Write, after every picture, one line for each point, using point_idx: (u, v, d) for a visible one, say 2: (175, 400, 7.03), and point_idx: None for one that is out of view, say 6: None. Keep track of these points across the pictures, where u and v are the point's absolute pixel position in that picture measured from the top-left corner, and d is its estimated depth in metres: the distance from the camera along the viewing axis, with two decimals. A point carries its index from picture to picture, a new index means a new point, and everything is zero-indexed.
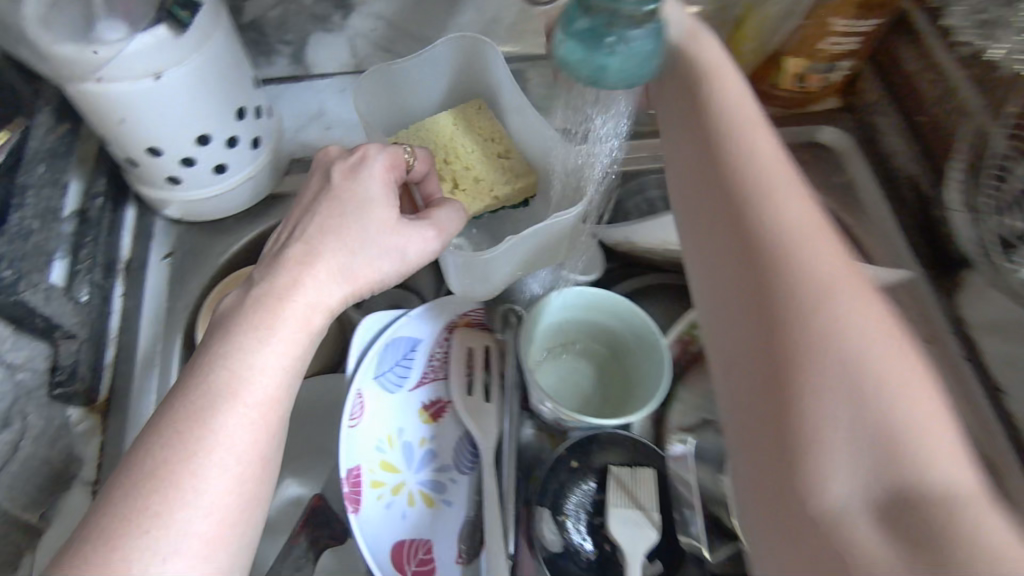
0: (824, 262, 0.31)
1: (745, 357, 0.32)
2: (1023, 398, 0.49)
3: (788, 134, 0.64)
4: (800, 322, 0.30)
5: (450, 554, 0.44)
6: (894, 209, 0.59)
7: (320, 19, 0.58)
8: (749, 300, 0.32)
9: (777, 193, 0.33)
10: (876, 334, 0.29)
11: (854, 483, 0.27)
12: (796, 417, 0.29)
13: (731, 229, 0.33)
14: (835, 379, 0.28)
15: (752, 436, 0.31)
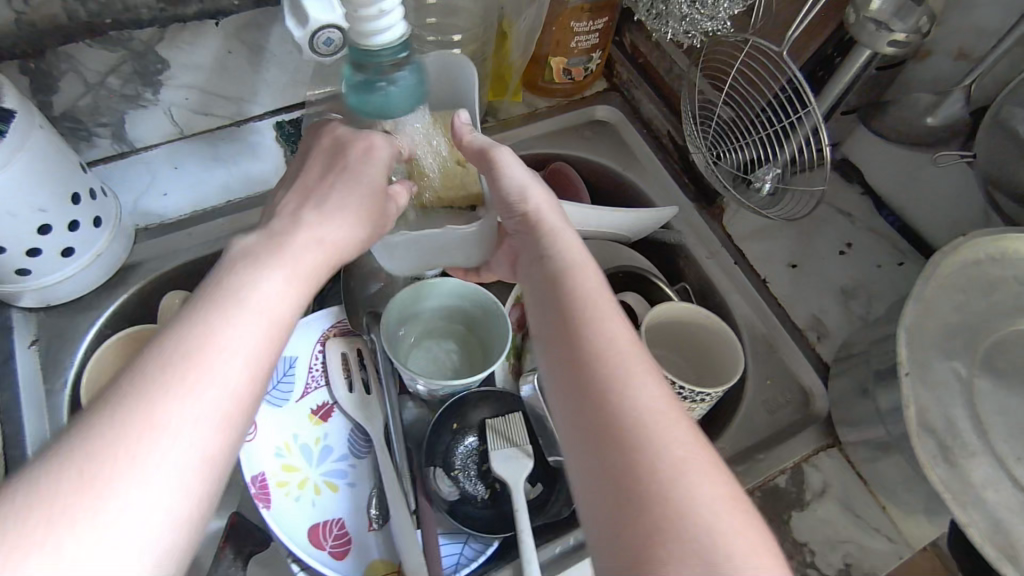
0: (617, 329, 0.38)
1: (557, 331, 0.39)
2: (778, 278, 0.70)
3: (572, 116, 0.78)
4: (594, 299, 0.39)
5: (360, 525, 0.51)
6: (663, 158, 0.76)
7: (131, 98, 0.63)
8: (560, 304, 0.39)
9: (563, 240, 0.44)
10: (659, 383, 0.35)
11: (652, 400, 0.34)
12: (605, 358, 0.36)
13: (541, 263, 0.43)
14: (622, 338, 0.37)
15: (564, 388, 0.36)
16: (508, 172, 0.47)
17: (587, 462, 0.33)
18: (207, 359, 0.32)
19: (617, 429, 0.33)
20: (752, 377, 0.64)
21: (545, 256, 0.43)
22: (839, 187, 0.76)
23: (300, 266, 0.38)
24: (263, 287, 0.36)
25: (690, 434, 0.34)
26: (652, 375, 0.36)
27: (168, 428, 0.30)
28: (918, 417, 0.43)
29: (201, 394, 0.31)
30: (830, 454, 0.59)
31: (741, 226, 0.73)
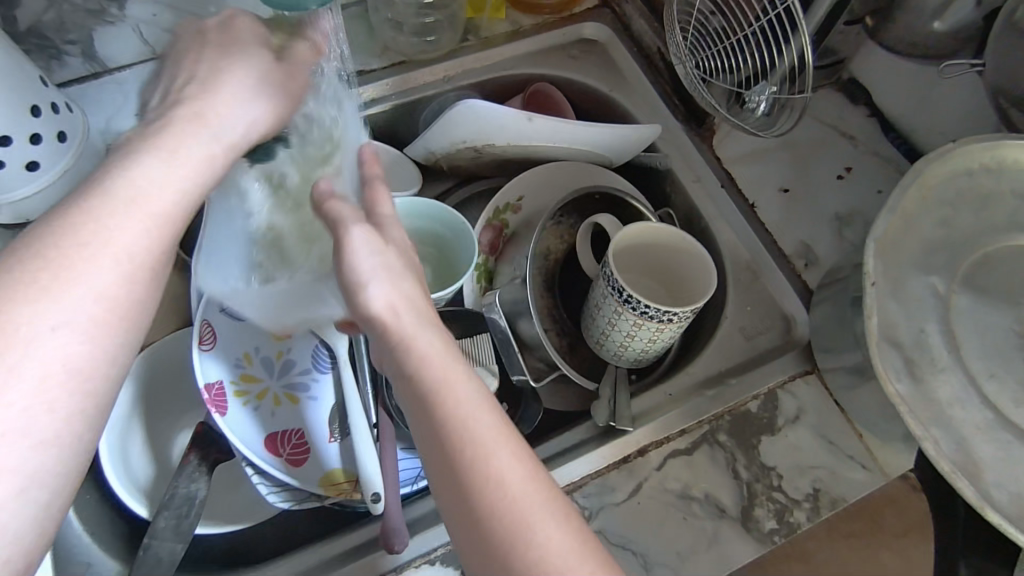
0: (501, 459, 0.34)
1: (440, 484, 0.34)
2: (768, 202, 0.66)
3: (559, 33, 0.74)
4: (468, 438, 0.34)
5: (319, 436, 0.52)
6: (652, 78, 0.72)
7: (97, 13, 0.63)
8: (437, 447, 0.35)
9: (421, 343, 0.36)
10: (552, 513, 0.33)
11: (557, 545, 0.33)
12: (497, 516, 0.33)
13: (410, 386, 0.36)
14: (517, 491, 0.33)
15: (465, 550, 0.34)
16: (352, 253, 0.38)
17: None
18: (49, 292, 0.31)
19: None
20: (732, 302, 0.61)
21: (407, 379, 0.36)
22: (843, 109, 0.71)
23: (149, 183, 0.35)
24: (108, 209, 0.33)
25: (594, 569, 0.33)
26: (557, 524, 0.33)
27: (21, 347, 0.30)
28: (880, 327, 0.41)
29: (44, 337, 0.30)
30: (809, 382, 0.57)
31: (733, 148, 0.69)
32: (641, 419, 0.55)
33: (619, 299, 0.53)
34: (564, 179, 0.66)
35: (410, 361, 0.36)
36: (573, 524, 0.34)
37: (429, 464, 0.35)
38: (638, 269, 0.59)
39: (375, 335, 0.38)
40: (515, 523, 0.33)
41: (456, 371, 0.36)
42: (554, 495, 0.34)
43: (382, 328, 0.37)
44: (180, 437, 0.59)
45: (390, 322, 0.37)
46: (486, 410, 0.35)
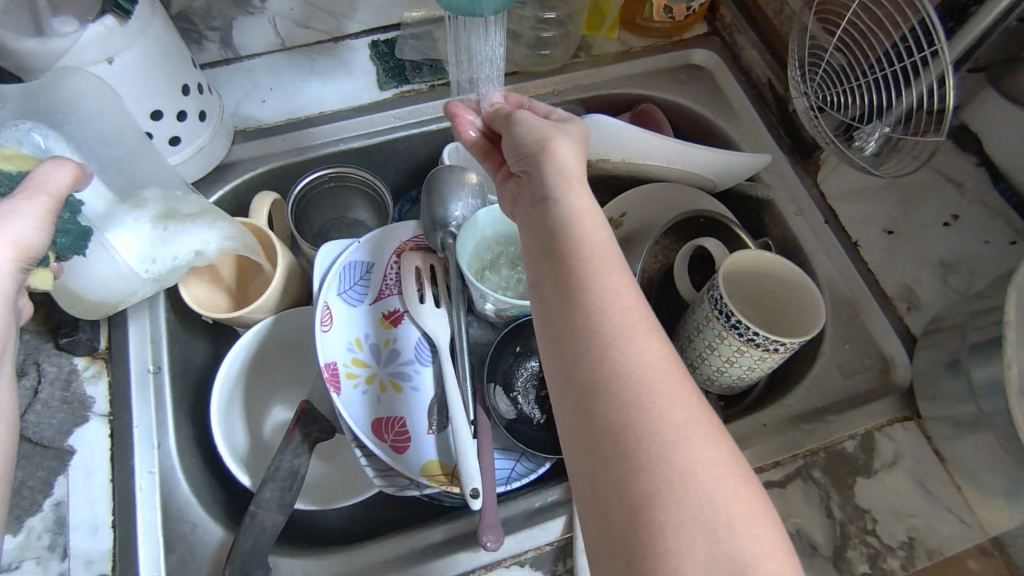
0: (618, 283, 0.36)
1: (556, 294, 0.37)
2: (871, 242, 0.65)
3: (667, 57, 0.76)
4: (593, 255, 0.37)
5: (419, 426, 0.53)
6: (758, 108, 0.73)
7: (240, 3, 0.66)
8: (559, 261, 0.38)
9: (574, 191, 0.42)
10: (655, 349, 0.34)
11: (650, 358, 0.34)
12: (599, 316, 0.35)
13: (549, 218, 0.40)
14: (630, 313, 0.35)
15: (558, 350, 0.36)
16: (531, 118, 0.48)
17: (590, 443, 0.33)
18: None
19: (628, 412, 0.32)
20: (831, 338, 0.61)
21: (551, 205, 0.41)
22: (952, 156, 0.70)
23: None
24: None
25: (681, 401, 0.33)
26: (669, 370, 0.34)
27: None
28: (1014, 379, 0.40)
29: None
30: (907, 428, 0.56)
31: (838, 184, 0.68)
32: (735, 446, 0.55)
33: (726, 323, 0.53)
34: (667, 202, 0.67)
35: (553, 200, 0.41)
36: (672, 372, 0.34)
37: (546, 283, 0.38)
38: (745, 295, 0.58)
39: (535, 183, 0.43)
40: (623, 335, 0.34)
41: (596, 218, 0.40)
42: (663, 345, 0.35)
43: (540, 167, 0.44)
44: (277, 412, 0.61)
45: (549, 162, 0.44)
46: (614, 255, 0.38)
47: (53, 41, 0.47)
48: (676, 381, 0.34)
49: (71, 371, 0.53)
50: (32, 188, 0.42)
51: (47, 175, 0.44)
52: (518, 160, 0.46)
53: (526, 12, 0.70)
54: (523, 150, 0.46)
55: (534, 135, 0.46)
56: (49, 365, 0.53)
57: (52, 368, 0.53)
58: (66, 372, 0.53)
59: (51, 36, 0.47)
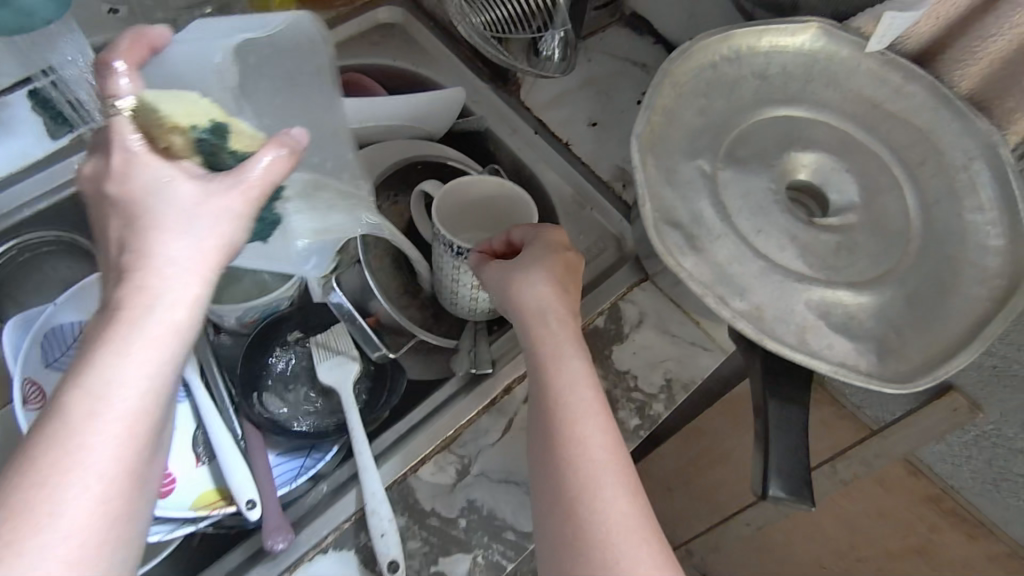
0: (600, 440, 0.41)
1: (550, 438, 0.41)
2: (582, 141, 0.71)
3: (353, 24, 0.75)
4: (577, 415, 0.41)
5: (182, 464, 0.51)
6: (452, 48, 0.75)
7: None
8: (548, 413, 0.42)
9: (559, 336, 0.45)
10: (631, 504, 0.39)
11: (622, 516, 0.38)
12: (586, 474, 0.39)
13: (533, 363, 0.45)
14: (612, 469, 0.40)
15: (547, 498, 0.40)
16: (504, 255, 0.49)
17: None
18: (99, 360, 0.33)
19: (605, 560, 0.37)
20: (567, 234, 0.65)
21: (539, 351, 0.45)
22: (631, 43, 0.77)
23: (128, 376, 0.33)
24: (128, 310, 0.34)
25: (649, 559, 0.37)
26: (643, 528, 0.38)
27: (69, 462, 0.31)
28: (656, 212, 0.45)
29: (99, 409, 0.32)
30: (646, 289, 0.61)
31: (540, 96, 0.73)
32: (503, 360, 0.58)
33: (453, 253, 0.55)
34: (385, 156, 0.66)
35: (543, 352, 0.44)
36: (645, 533, 0.38)
37: (539, 428, 0.42)
38: (470, 221, 0.61)
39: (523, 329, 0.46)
40: (605, 486, 0.39)
41: (587, 374, 0.43)
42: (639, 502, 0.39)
43: (524, 313, 0.47)
44: None
45: (536, 310, 0.46)
46: (594, 405, 0.42)
47: None
48: (648, 540, 0.38)
49: None
50: (239, 182, 0.38)
51: (256, 167, 0.38)
52: (503, 298, 0.48)
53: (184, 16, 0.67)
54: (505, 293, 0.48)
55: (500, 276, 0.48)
56: None
57: None
58: None
59: None
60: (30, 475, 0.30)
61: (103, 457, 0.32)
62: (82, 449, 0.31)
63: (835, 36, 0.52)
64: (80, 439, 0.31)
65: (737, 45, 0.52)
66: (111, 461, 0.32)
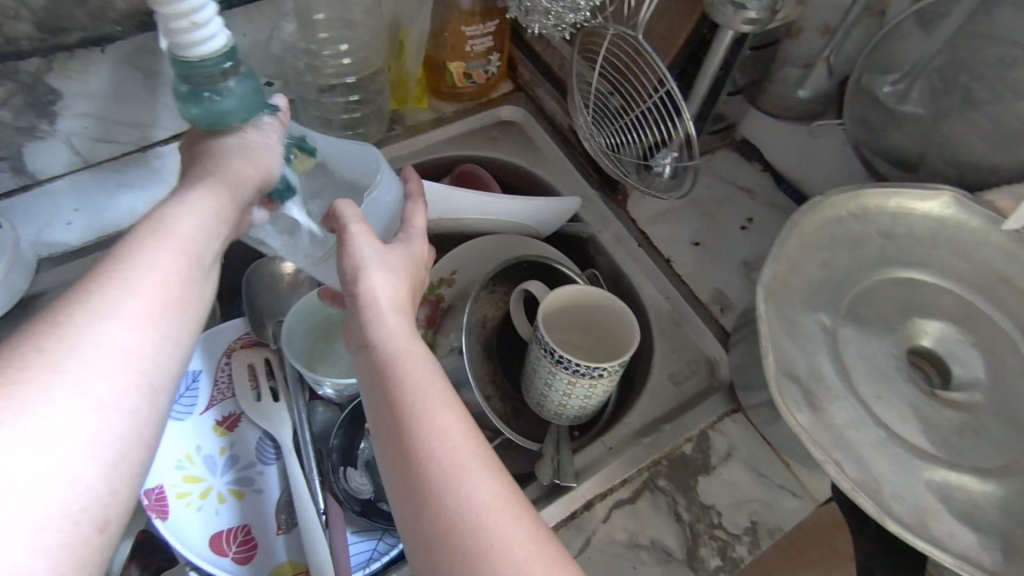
0: (474, 472, 0.34)
1: (412, 486, 0.34)
2: (684, 257, 0.72)
3: (478, 118, 0.81)
4: (437, 447, 0.34)
5: (265, 530, 0.52)
6: (567, 152, 0.79)
7: (26, 131, 0.63)
8: (404, 460, 0.34)
9: (415, 374, 0.38)
10: (523, 537, 0.32)
11: (515, 549, 0.32)
12: (455, 510, 0.32)
13: (389, 407, 0.37)
14: (494, 510, 0.33)
15: (423, 560, 0.32)
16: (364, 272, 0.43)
17: None
18: (104, 303, 0.32)
19: None
20: (660, 352, 0.65)
21: (387, 388, 0.37)
22: (739, 167, 0.79)
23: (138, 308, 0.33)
24: (139, 255, 0.35)
25: None
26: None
27: (47, 381, 0.29)
28: (778, 364, 0.45)
29: (104, 328, 0.32)
30: (736, 420, 0.61)
31: (645, 209, 0.75)
32: (586, 473, 0.57)
33: (553, 360, 0.56)
34: (493, 251, 0.70)
35: (396, 392, 0.37)
36: (548, 565, 0.32)
37: (395, 480, 0.35)
38: (571, 327, 0.62)
39: (372, 381, 0.39)
40: (490, 528, 0.32)
41: (452, 407, 0.36)
42: (530, 526, 0.33)
43: (379, 350, 0.40)
44: (120, 546, 0.51)
45: (391, 352, 0.39)
46: (462, 433, 0.35)
47: None
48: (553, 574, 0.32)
49: None
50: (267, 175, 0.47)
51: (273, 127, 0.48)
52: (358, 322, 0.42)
53: (333, 97, 0.73)
54: (362, 330, 0.41)
55: (366, 310, 0.42)
56: None
57: None
58: None
59: None
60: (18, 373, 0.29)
61: (102, 406, 0.30)
62: (74, 369, 0.30)
63: (967, 207, 0.51)
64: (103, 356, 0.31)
65: (866, 202, 0.52)
66: (118, 370, 0.31)
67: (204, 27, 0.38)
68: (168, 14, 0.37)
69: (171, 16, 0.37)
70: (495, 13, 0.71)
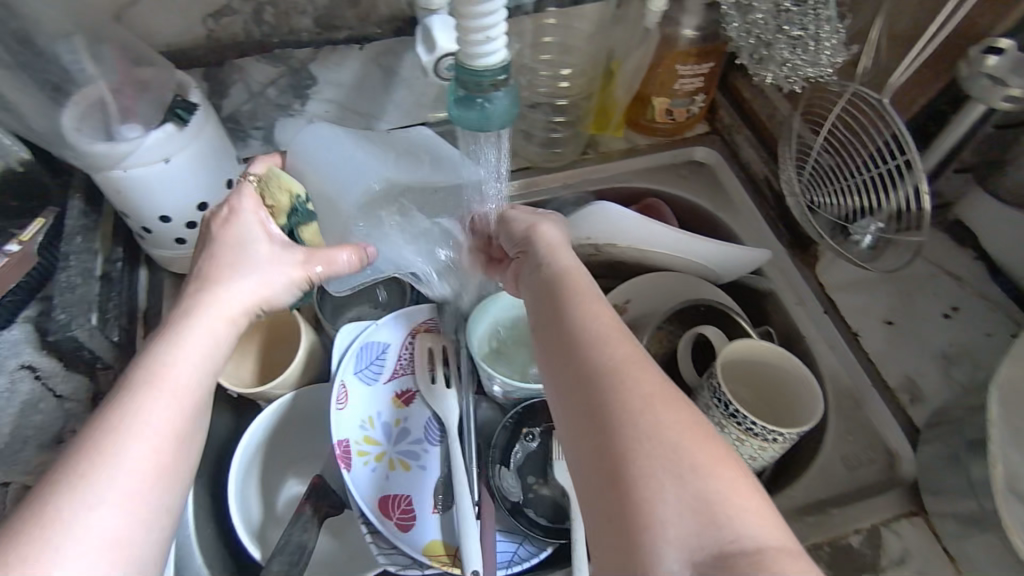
0: (626, 352, 0.38)
1: (566, 366, 0.39)
2: (872, 333, 0.67)
3: (670, 155, 0.81)
4: (595, 332, 0.40)
5: (424, 505, 0.55)
6: (758, 204, 0.76)
7: (283, 107, 0.72)
8: (563, 345, 0.40)
9: (579, 287, 0.44)
10: (669, 402, 0.36)
11: (654, 402, 0.35)
12: (604, 377, 0.37)
13: (552, 310, 0.43)
14: (639, 375, 0.37)
15: (574, 418, 0.37)
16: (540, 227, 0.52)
17: (609, 501, 0.33)
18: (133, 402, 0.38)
19: (649, 456, 0.33)
20: (833, 431, 0.61)
21: (554, 297, 0.44)
22: (951, 249, 0.72)
23: (170, 401, 0.39)
24: (164, 365, 0.40)
25: (703, 446, 0.34)
26: (693, 436, 0.34)
27: (106, 464, 0.35)
28: None
29: (135, 425, 0.37)
30: (913, 525, 0.55)
31: (836, 275, 0.70)
32: None
33: (726, 412, 0.54)
34: (668, 288, 0.70)
35: (565, 297, 0.44)
36: (692, 429, 0.35)
37: (552, 366, 0.40)
38: (739, 383, 0.60)
39: (538, 298, 0.46)
40: (638, 395, 0.36)
41: (607, 310, 0.42)
42: (677, 395, 0.36)
43: (546, 274, 0.47)
44: (290, 486, 0.62)
45: (557, 273, 0.46)
46: (617, 326, 0.41)
47: (120, 145, 0.53)
48: (698, 435, 0.34)
49: None
50: (263, 285, 0.48)
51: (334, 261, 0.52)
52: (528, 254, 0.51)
53: (539, 115, 0.76)
54: (535, 262, 0.49)
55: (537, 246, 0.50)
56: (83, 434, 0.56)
57: None
58: None
59: (119, 141, 0.53)
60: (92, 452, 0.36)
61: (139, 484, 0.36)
62: (109, 463, 0.36)
63: None
64: (139, 453, 0.37)
65: None
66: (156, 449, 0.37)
67: (492, 43, 0.41)
68: (469, 28, 0.40)
69: (469, 30, 0.39)
70: (712, 54, 0.71)
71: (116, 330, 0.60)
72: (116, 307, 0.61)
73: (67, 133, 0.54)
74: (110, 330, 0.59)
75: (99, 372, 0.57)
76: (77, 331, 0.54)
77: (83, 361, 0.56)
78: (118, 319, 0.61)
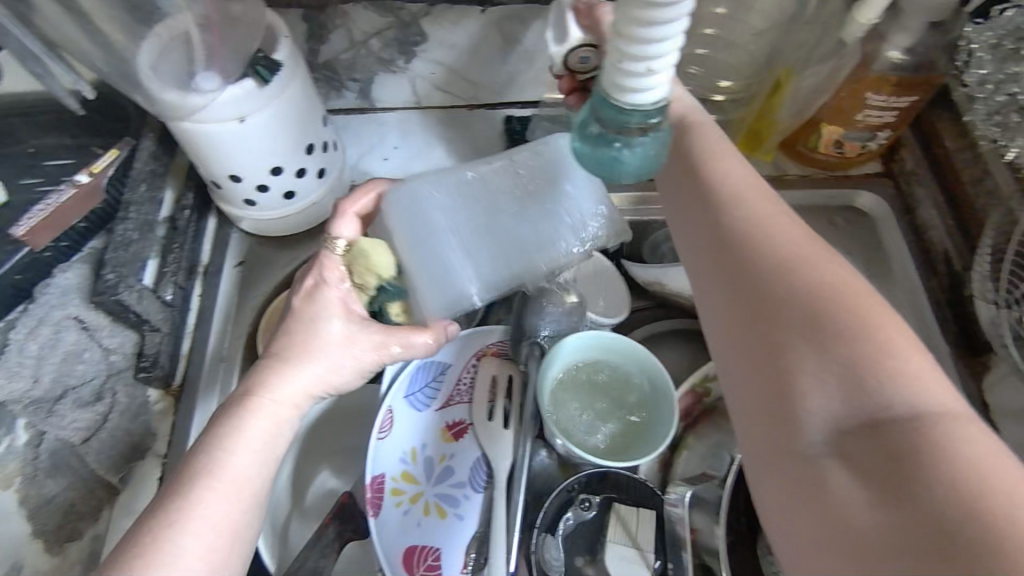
0: (806, 277, 0.35)
1: (730, 306, 0.37)
2: None
3: (829, 195, 0.65)
4: (769, 257, 0.37)
5: (452, 563, 0.49)
6: (926, 279, 0.61)
7: (386, 62, 0.63)
8: (731, 279, 0.38)
9: (745, 202, 0.40)
10: (866, 336, 0.33)
11: (848, 349, 0.33)
12: (781, 319, 0.35)
13: (710, 232, 0.40)
14: (827, 309, 0.34)
15: (747, 369, 0.35)
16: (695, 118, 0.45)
17: (791, 467, 0.33)
18: (203, 481, 0.37)
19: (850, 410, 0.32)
20: None
21: (717, 215, 0.40)
22: None
23: (235, 484, 0.38)
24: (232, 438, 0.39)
25: (910, 382, 0.32)
26: (901, 362, 0.32)
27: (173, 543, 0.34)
28: None
29: (199, 505, 0.36)
30: None
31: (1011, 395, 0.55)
32: None
33: None
34: None
35: (722, 210, 0.40)
36: (897, 368, 0.32)
37: (716, 302, 0.38)
38: None
39: (689, 214, 0.42)
40: (819, 343, 0.33)
41: (781, 224, 0.38)
42: (872, 320, 0.34)
43: (698, 181, 0.42)
44: (322, 479, 0.56)
45: (715, 180, 0.41)
46: (794, 247, 0.37)
47: (194, 96, 0.47)
48: (902, 373, 0.32)
49: (142, 403, 0.54)
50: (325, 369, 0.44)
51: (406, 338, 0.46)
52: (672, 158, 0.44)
53: None
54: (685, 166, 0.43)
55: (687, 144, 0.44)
56: (122, 396, 0.54)
57: (123, 399, 0.54)
58: (138, 404, 0.54)
59: (193, 91, 0.47)
60: (161, 529, 0.35)
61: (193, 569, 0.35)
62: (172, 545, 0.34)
63: None
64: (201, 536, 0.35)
65: None
66: (213, 531, 0.36)
67: (652, 78, 0.29)
68: (626, 52, 0.28)
69: (626, 58, 0.28)
70: (923, 86, 0.54)
71: (169, 289, 0.56)
72: (176, 261, 0.57)
73: (140, 71, 0.47)
74: (162, 287, 0.56)
75: (147, 333, 0.54)
76: (122, 294, 0.51)
77: (131, 319, 0.53)
78: (175, 275, 0.57)
